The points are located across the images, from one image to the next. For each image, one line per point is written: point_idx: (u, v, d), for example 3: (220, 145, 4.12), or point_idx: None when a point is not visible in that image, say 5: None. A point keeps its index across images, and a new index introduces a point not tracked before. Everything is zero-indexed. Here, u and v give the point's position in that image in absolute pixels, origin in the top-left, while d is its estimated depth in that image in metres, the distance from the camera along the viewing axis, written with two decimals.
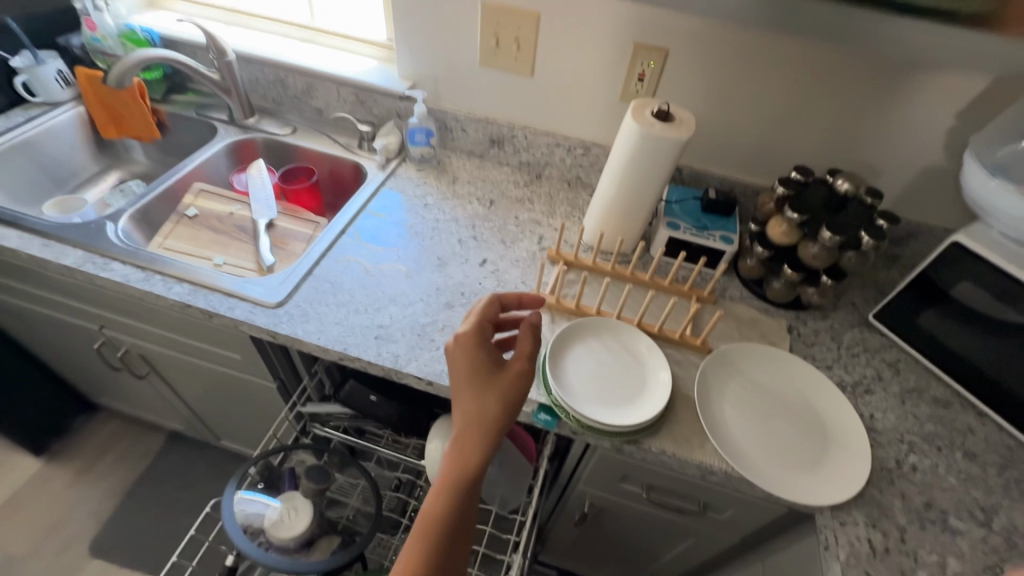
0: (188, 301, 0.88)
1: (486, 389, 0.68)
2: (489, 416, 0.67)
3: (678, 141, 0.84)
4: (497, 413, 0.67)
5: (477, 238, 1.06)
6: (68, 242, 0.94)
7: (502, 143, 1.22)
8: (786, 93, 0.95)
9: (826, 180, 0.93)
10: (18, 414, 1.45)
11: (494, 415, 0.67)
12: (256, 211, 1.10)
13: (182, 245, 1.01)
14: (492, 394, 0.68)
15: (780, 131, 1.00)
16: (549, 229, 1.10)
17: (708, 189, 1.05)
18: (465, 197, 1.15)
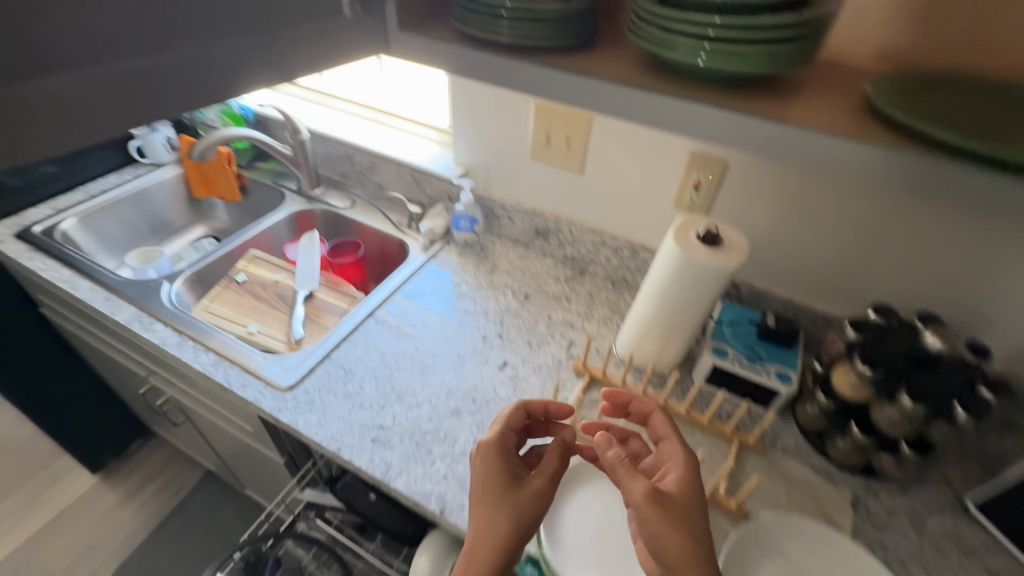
0: (208, 373, 0.90)
1: (497, 514, 0.62)
2: (496, 545, 0.60)
3: (722, 269, 0.74)
4: (504, 547, 0.60)
5: (502, 337, 1.01)
6: (126, 299, 1.02)
7: (547, 236, 1.18)
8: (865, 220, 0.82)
9: (914, 325, 0.77)
10: (83, 434, 1.58)
11: (501, 547, 0.60)
12: (299, 280, 1.14)
13: (224, 310, 1.06)
14: (499, 516, 0.62)
15: (859, 260, 0.86)
16: (581, 335, 1.02)
17: (766, 314, 0.92)
18: (500, 289, 1.11)
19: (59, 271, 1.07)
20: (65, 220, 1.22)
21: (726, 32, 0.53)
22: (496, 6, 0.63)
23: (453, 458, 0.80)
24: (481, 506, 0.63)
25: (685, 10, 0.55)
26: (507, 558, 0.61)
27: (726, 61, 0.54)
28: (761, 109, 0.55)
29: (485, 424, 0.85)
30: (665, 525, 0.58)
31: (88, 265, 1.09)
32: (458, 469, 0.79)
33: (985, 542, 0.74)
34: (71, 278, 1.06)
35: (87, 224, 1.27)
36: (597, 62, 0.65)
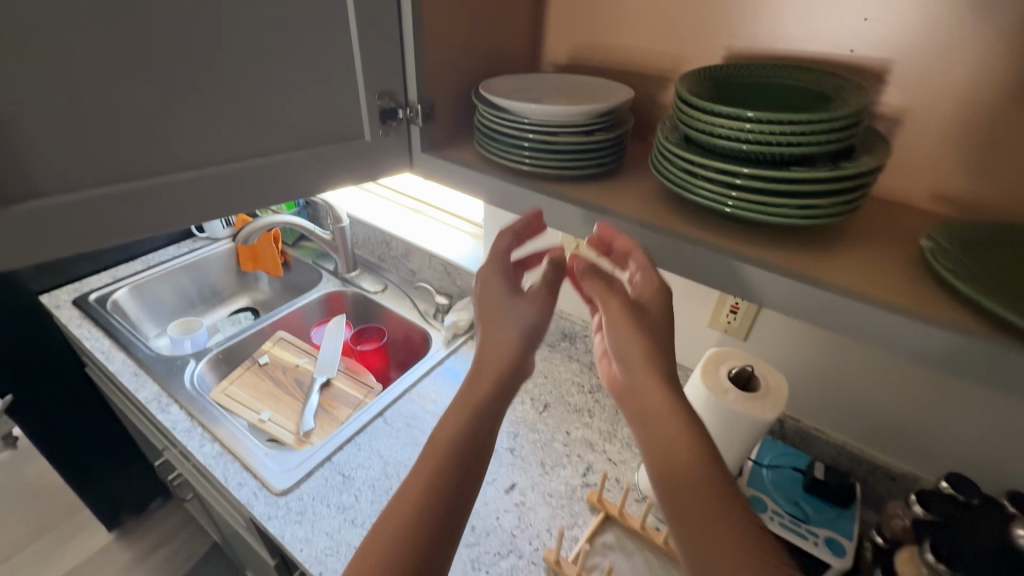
0: (209, 465, 0.89)
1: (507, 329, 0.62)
2: (452, 463, 0.53)
3: (755, 420, 0.65)
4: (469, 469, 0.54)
5: (514, 452, 0.93)
6: (151, 375, 1.04)
7: (573, 339, 1.12)
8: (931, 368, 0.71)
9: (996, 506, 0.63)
10: (107, 489, 1.61)
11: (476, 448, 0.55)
12: (320, 366, 1.14)
13: (241, 393, 1.07)
14: (509, 318, 0.62)
15: (927, 411, 0.74)
16: (601, 458, 0.93)
17: (814, 461, 0.80)
18: (519, 394, 1.05)
19: (100, 341, 1.13)
20: (118, 289, 1.30)
21: (753, 183, 0.50)
22: (520, 134, 0.62)
23: None
24: (495, 313, 0.63)
25: (712, 154, 0.53)
26: (469, 479, 0.54)
27: (754, 213, 0.51)
28: (789, 263, 0.50)
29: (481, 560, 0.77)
30: (624, 322, 0.54)
31: (127, 337, 1.14)
32: None
33: None
34: (108, 349, 1.11)
35: (138, 292, 1.34)
36: (615, 193, 0.63)
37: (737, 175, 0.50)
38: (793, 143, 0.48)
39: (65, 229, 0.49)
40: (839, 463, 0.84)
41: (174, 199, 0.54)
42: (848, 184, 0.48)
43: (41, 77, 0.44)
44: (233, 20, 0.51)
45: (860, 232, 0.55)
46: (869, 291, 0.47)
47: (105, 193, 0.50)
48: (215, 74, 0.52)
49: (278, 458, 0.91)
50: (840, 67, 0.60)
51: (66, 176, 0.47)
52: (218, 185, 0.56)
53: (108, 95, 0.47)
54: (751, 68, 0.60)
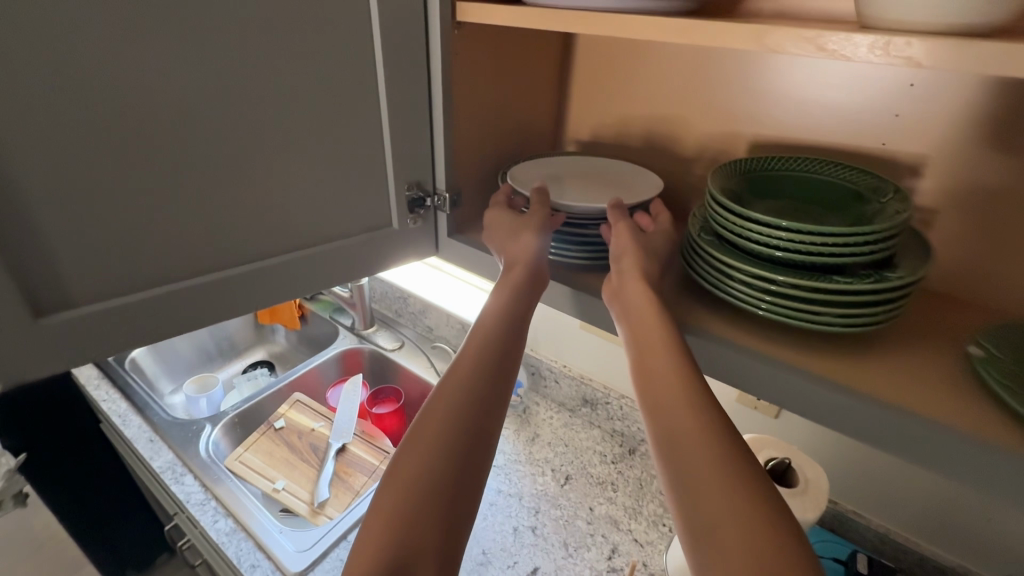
0: (222, 544, 0.86)
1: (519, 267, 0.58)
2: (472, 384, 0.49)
3: (796, 520, 0.61)
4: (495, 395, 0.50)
5: (536, 531, 0.89)
6: (167, 442, 1.03)
7: (594, 404, 1.09)
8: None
9: None
10: (116, 546, 1.58)
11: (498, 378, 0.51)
12: (337, 430, 1.12)
13: (256, 460, 1.05)
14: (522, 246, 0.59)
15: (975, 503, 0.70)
16: (627, 539, 0.89)
17: (856, 553, 0.76)
18: (539, 464, 1.02)
19: (117, 404, 1.12)
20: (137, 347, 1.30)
21: (791, 288, 0.49)
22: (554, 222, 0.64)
23: None
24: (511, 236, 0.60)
25: (748, 255, 0.52)
26: (496, 395, 0.50)
27: (790, 317, 0.50)
28: (828, 369, 0.49)
29: None
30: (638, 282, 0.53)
31: (145, 399, 1.13)
32: None
33: None
34: (125, 412, 1.10)
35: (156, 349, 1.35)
36: None
37: (773, 280, 0.49)
38: (832, 252, 0.48)
39: (97, 334, 0.49)
40: (882, 552, 0.79)
41: (202, 303, 0.54)
42: (886, 294, 0.47)
43: (83, 197, 0.45)
44: (271, 131, 0.53)
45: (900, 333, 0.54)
46: (919, 406, 0.45)
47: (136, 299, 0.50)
48: (249, 180, 0.53)
49: (292, 536, 0.88)
50: (870, 160, 0.60)
51: (101, 286, 0.48)
52: (246, 287, 0.56)
53: (146, 210, 0.48)
54: (783, 161, 0.60)
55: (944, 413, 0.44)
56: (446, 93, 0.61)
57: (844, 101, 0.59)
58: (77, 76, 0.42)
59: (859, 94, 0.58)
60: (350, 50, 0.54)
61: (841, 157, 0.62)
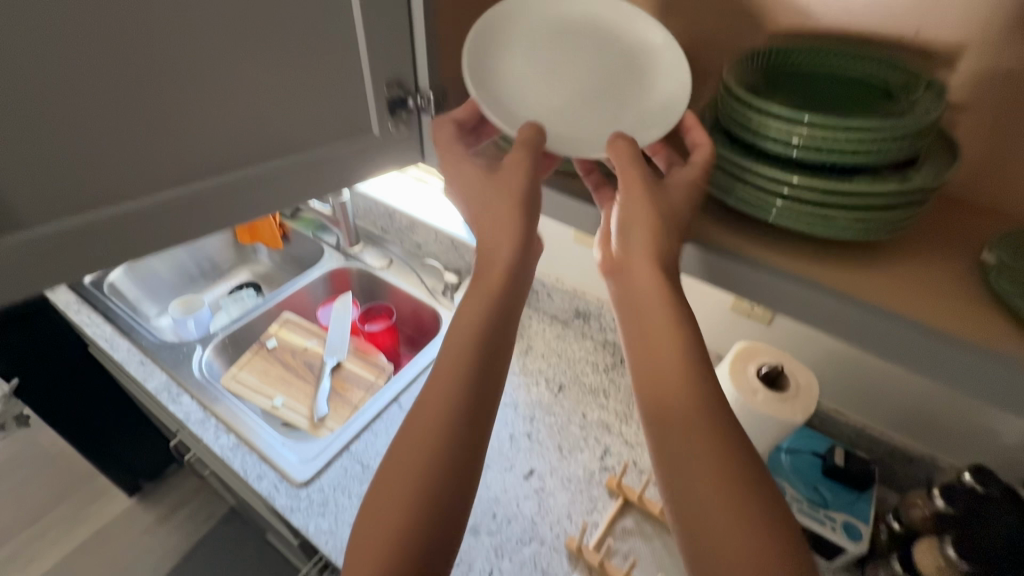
0: (227, 458, 0.89)
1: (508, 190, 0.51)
2: (479, 318, 0.49)
3: (786, 421, 0.64)
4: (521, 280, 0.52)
5: (531, 437, 0.93)
6: (159, 364, 1.02)
7: (586, 316, 1.10)
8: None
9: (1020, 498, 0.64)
10: (125, 458, 1.65)
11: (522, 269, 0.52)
12: (330, 348, 1.12)
13: (251, 378, 1.06)
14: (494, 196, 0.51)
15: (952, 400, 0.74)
16: (617, 440, 0.93)
17: (834, 447, 0.80)
18: (533, 375, 1.04)
19: (102, 327, 1.10)
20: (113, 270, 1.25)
21: (805, 194, 0.46)
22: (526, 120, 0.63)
23: None
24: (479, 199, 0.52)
25: (761, 156, 0.48)
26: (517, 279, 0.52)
27: (801, 224, 0.47)
28: (833, 276, 0.47)
29: (503, 548, 0.78)
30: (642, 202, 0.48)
31: (129, 323, 1.11)
32: None
33: None
34: (111, 336, 1.08)
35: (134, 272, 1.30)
36: None
37: (788, 182, 0.46)
38: (856, 153, 0.44)
39: (57, 258, 0.46)
40: (857, 445, 0.85)
41: (166, 222, 0.50)
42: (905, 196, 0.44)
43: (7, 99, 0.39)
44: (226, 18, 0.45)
45: (911, 240, 0.52)
46: (924, 312, 0.44)
47: (93, 216, 0.46)
48: (201, 78, 0.47)
49: (295, 448, 0.91)
50: (902, 49, 0.54)
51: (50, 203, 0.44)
52: (216, 203, 0.52)
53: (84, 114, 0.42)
54: (804, 50, 0.54)
55: (950, 319, 0.43)
56: None
57: None
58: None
59: None
60: None
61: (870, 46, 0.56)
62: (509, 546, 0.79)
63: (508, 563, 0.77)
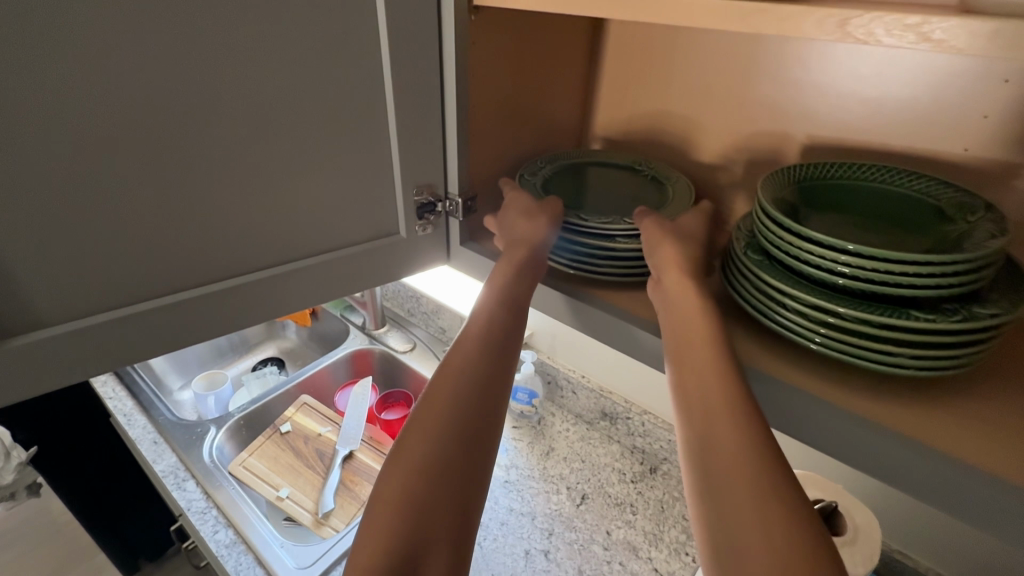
0: (220, 557, 0.83)
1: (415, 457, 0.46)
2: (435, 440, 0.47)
3: None
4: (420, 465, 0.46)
5: (547, 555, 0.85)
6: (170, 445, 1.00)
7: (614, 419, 1.03)
8: None
9: None
10: (131, 536, 1.59)
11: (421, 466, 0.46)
12: (344, 436, 1.07)
13: (260, 466, 1.01)
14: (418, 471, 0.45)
15: None
16: (646, 568, 0.83)
17: None
18: (555, 482, 0.96)
19: (123, 401, 1.10)
20: None
21: (849, 324, 0.43)
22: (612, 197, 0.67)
23: None
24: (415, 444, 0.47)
25: (789, 280, 0.47)
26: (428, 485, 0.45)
27: (851, 353, 0.44)
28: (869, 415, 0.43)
29: None
30: None
31: (150, 398, 1.11)
32: None
33: None
34: (130, 410, 1.08)
35: None
36: None
37: (839, 258, 0.42)
38: (899, 283, 0.41)
39: (93, 344, 0.48)
40: None
41: (186, 323, 0.52)
42: (956, 281, 0.40)
43: (61, 209, 0.42)
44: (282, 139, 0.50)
45: (974, 383, 0.47)
46: (971, 457, 0.40)
47: (144, 306, 0.49)
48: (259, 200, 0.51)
49: (294, 550, 0.84)
50: (947, 168, 0.54)
51: (86, 301, 0.46)
52: (237, 301, 0.54)
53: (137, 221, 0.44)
54: (844, 168, 0.54)
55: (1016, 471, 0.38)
56: (460, 87, 0.58)
57: (925, 100, 0.53)
58: (28, 50, 0.38)
59: (947, 93, 0.51)
60: (343, 31, 0.50)
61: (914, 165, 0.55)
62: None
63: None
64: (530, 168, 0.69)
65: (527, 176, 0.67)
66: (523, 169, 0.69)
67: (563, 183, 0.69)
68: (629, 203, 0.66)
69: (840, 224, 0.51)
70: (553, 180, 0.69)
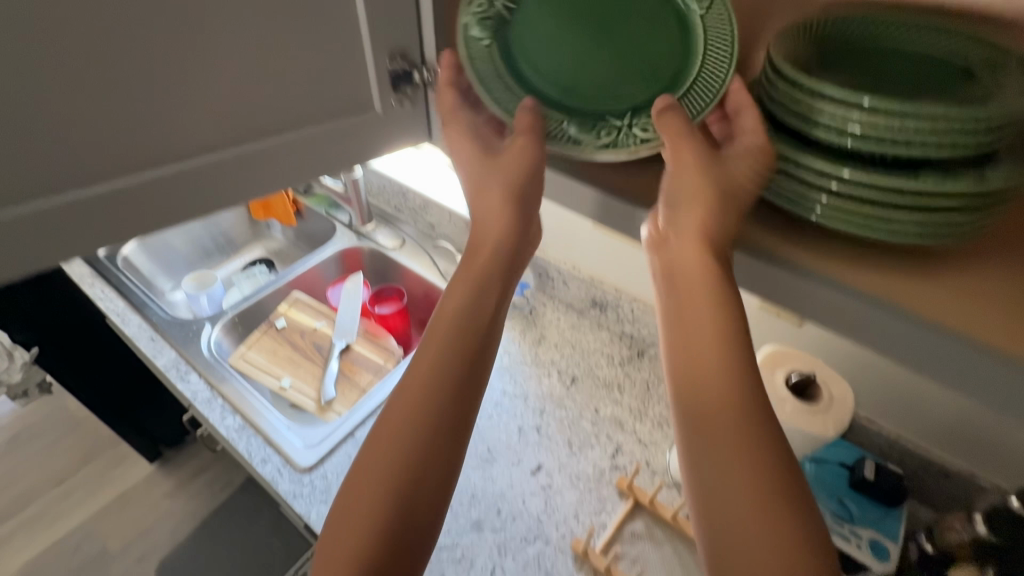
0: (231, 439, 0.88)
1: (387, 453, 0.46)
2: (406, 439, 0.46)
3: (815, 436, 0.59)
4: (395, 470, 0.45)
5: (540, 430, 0.90)
6: (168, 341, 1.02)
7: (604, 307, 1.05)
8: None
9: None
10: (143, 426, 1.67)
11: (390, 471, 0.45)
12: (340, 329, 1.10)
13: (260, 359, 1.04)
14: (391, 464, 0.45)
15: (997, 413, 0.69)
16: (631, 439, 0.89)
17: (863, 457, 0.76)
18: (546, 366, 1.01)
19: (114, 301, 1.10)
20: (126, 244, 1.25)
21: (854, 190, 0.41)
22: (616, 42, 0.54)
23: None
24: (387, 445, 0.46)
25: (795, 144, 0.43)
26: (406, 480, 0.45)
27: (850, 222, 0.42)
28: (860, 286, 0.43)
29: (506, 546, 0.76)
30: None
31: (141, 297, 1.10)
32: None
33: None
34: (123, 310, 1.08)
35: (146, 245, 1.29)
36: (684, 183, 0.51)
37: (851, 117, 0.39)
38: (914, 142, 0.38)
39: None
40: (889, 456, 0.80)
41: None
42: (971, 144, 0.38)
43: None
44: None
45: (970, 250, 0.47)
46: (958, 319, 0.40)
47: None
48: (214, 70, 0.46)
49: (300, 432, 0.89)
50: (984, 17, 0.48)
51: None
52: None
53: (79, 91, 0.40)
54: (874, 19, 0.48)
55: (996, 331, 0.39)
56: None
57: None
58: None
59: None
60: None
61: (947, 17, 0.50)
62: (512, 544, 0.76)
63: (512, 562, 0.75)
64: (478, 11, 0.52)
65: (473, 40, 0.53)
66: (466, 16, 0.52)
67: (535, 38, 0.55)
68: (629, 61, 0.54)
69: (857, 84, 0.47)
70: (518, 34, 0.55)
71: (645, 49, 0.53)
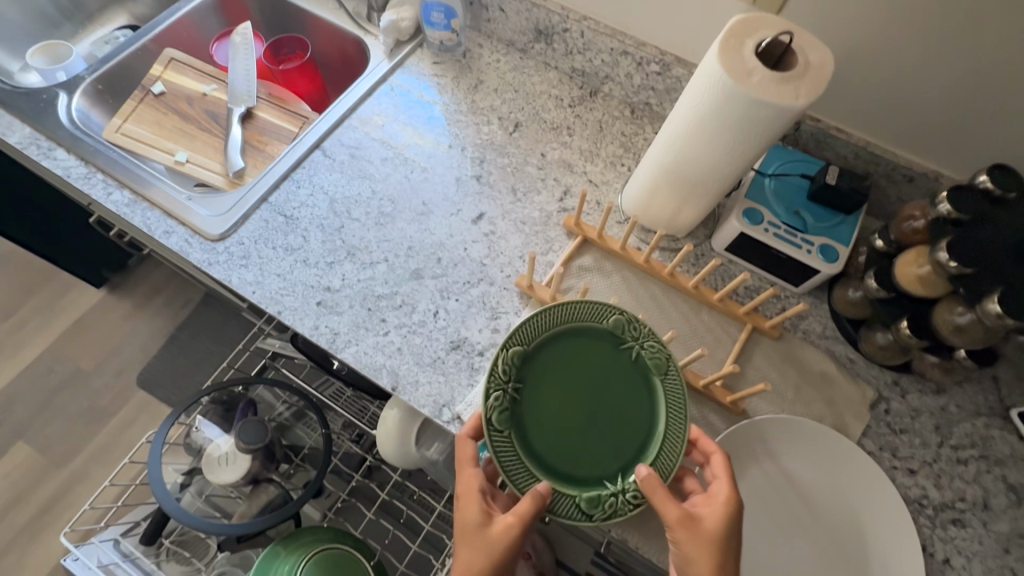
0: (124, 215, 0.76)
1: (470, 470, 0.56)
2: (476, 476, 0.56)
3: (784, 106, 0.51)
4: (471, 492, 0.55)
5: (481, 180, 0.81)
6: (14, 114, 0.82)
7: (550, 37, 0.86)
8: (1009, 17, 0.56)
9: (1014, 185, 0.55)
10: (87, 255, 1.54)
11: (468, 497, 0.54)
12: (233, 95, 0.90)
13: (143, 132, 0.87)
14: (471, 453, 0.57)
15: (981, 84, 0.62)
16: (581, 181, 0.81)
17: (827, 167, 0.69)
18: (485, 113, 0.87)
19: None
20: None
21: None
22: None
23: (410, 329, 0.69)
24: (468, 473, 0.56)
25: None
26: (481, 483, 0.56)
27: None
28: None
29: (449, 289, 0.72)
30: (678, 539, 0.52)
31: None
32: (415, 342, 0.69)
33: (1015, 450, 0.65)
34: None
35: None
36: None
37: None
38: None
39: None
40: (853, 168, 0.75)
41: None
42: None
43: None
44: None
45: None
46: None
47: None
48: None
49: (204, 201, 0.78)
50: None
51: None
52: None
53: None
54: None
55: None
56: None
57: None
58: None
59: None
60: None
61: None
62: (455, 288, 0.73)
63: (456, 303, 0.71)
64: (495, 408, 0.52)
65: (495, 434, 0.52)
66: (486, 410, 0.52)
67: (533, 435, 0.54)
68: (614, 452, 0.54)
69: None
70: (527, 411, 0.54)
71: (628, 439, 0.54)
